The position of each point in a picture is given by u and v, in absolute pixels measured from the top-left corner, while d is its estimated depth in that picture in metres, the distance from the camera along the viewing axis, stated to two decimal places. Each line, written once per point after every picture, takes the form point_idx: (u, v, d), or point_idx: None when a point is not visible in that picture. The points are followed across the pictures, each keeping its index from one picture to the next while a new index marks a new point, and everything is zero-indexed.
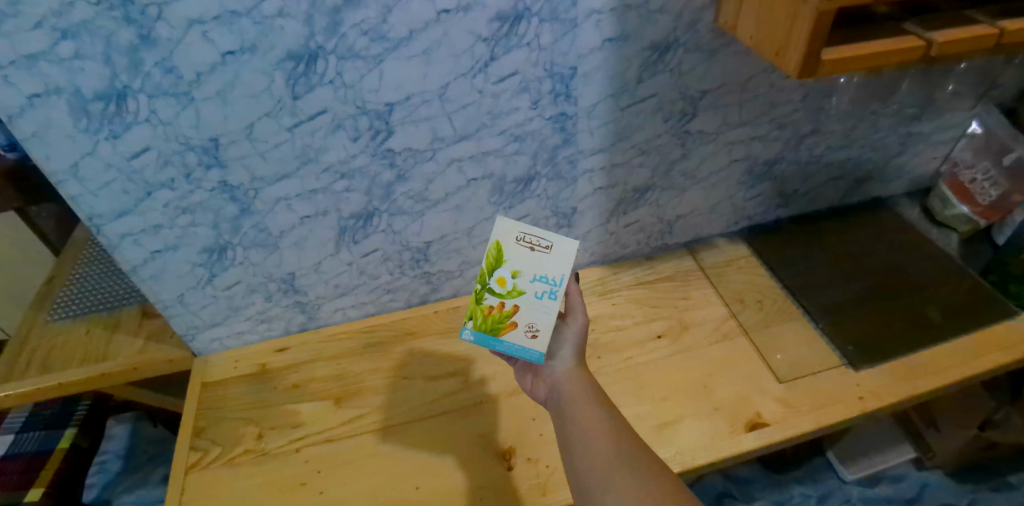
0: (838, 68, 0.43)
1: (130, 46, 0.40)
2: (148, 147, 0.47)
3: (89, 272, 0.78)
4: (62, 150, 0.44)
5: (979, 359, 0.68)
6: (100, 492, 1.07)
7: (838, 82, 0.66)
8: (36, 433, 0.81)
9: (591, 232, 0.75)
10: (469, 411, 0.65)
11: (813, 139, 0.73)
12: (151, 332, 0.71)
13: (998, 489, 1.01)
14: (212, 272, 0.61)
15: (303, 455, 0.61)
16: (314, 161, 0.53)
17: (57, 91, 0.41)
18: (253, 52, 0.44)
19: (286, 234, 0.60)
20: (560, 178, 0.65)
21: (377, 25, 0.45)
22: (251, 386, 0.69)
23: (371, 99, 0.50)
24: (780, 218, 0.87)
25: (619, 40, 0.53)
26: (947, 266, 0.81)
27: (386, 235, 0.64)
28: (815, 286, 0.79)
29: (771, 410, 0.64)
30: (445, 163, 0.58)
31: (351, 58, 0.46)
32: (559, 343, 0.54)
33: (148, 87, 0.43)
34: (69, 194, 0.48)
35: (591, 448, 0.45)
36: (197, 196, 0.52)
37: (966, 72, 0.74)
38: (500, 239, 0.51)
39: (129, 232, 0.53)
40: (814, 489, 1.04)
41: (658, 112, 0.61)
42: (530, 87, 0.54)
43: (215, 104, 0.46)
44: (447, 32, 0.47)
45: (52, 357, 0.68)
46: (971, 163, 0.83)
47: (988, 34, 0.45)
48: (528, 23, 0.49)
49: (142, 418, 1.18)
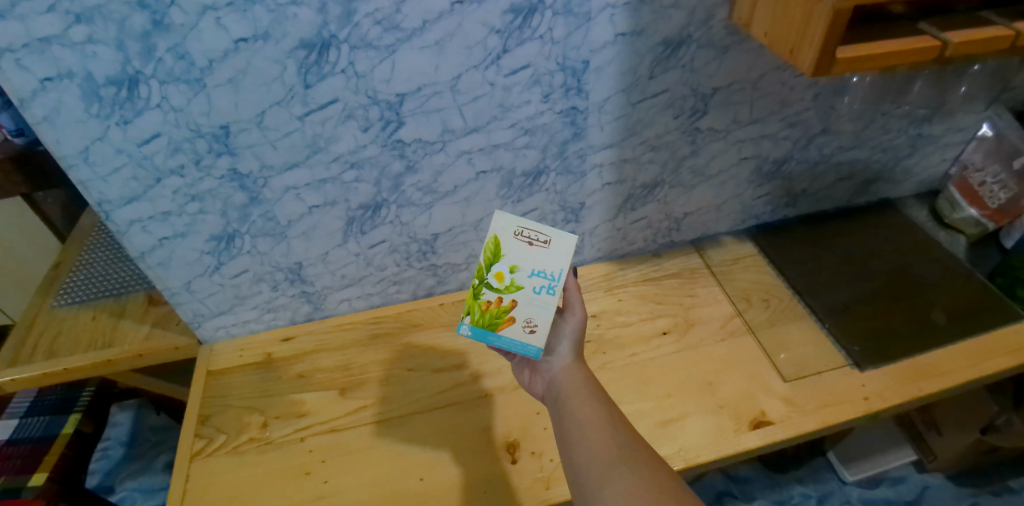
0: (853, 66, 0.42)
1: (143, 32, 0.40)
2: (158, 133, 0.47)
3: (95, 258, 0.78)
4: (73, 134, 0.44)
5: (984, 361, 0.68)
6: (102, 478, 1.07)
7: (850, 81, 0.66)
8: (41, 418, 0.82)
9: (598, 228, 0.75)
10: (471, 405, 0.65)
11: (824, 139, 0.73)
12: (157, 319, 0.71)
13: (998, 493, 1.01)
14: (220, 260, 0.61)
15: (306, 444, 0.62)
16: (323, 151, 0.53)
17: (69, 76, 0.41)
18: (266, 39, 0.44)
19: (294, 223, 0.59)
20: (569, 173, 0.65)
21: (391, 14, 0.45)
22: (255, 374, 0.69)
23: (383, 89, 0.50)
24: (788, 217, 0.87)
25: (632, 35, 0.53)
26: (954, 270, 0.81)
27: (394, 227, 0.64)
28: (822, 286, 0.79)
29: (776, 408, 0.64)
30: (454, 155, 0.58)
31: (364, 48, 0.46)
32: (558, 338, 0.55)
33: (160, 73, 0.43)
34: (78, 179, 0.48)
35: (591, 442, 0.45)
36: (206, 183, 0.52)
37: (980, 74, 0.73)
38: (498, 233, 0.50)
39: (137, 218, 0.53)
40: (814, 489, 1.04)
41: (669, 108, 0.61)
42: (542, 81, 0.54)
43: (227, 91, 0.46)
44: (460, 23, 0.47)
45: (58, 342, 0.68)
46: (981, 166, 0.82)
47: (1004, 36, 0.45)
48: (541, 16, 0.49)
49: (145, 405, 1.19)
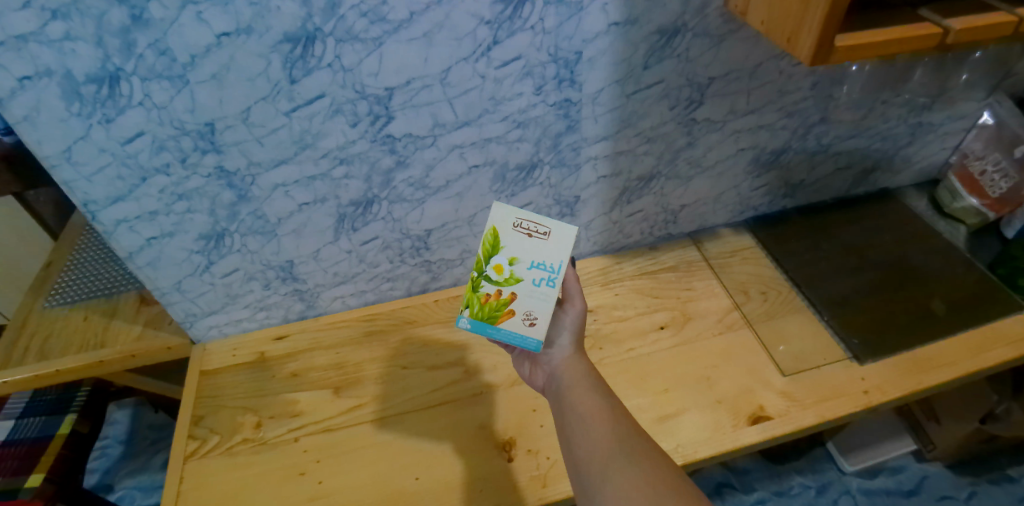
0: (852, 54, 0.41)
1: (122, 27, 0.39)
2: (141, 132, 0.46)
3: (86, 258, 0.77)
4: (53, 135, 0.43)
5: (985, 353, 0.67)
6: (101, 477, 1.08)
7: (849, 70, 0.65)
8: (38, 418, 0.81)
9: (593, 222, 0.74)
10: (469, 401, 0.65)
11: (823, 128, 0.72)
12: (149, 319, 0.71)
13: (998, 482, 1.02)
14: (210, 259, 0.60)
15: (302, 444, 0.61)
16: (311, 147, 0.52)
17: (47, 74, 0.39)
18: (249, 33, 0.42)
19: (284, 221, 0.59)
20: (563, 165, 0.64)
21: (377, 6, 0.44)
22: (250, 372, 0.69)
23: (370, 83, 0.49)
24: (786, 208, 0.86)
25: (626, 24, 0.51)
26: (955, 259, 0.80)
27: (386, 223, 0.63)
28: (820, 277, 0.78)
29: (773, 403, 0.63)
30: (446, 150, 0.57)
31: (349, 41, 0.45)
32: (558, 330, 0.54)
33: (141, 69, 0.42)
34: (62, 179, 0.47)
35: (592, 435, 0.45)
36: (193, 181, 0.51)
37: (981, 61, 0.72)
38: (497, 225, 0.49)
39: (124, 218, 0.52)
40: (813, 480, 1.04)
41: (664, 99, 0.60)
42: (533, 72, 0.53)
43: (211, 87, 0.45)
44: (449, 15, 0.46)
45: (50, 343, 0.68)
46: (981, 154, 0.82)
47: (1005, 22, 0.44)
48: (532, 6, 0.47)
49: (143, 403, 1.19)
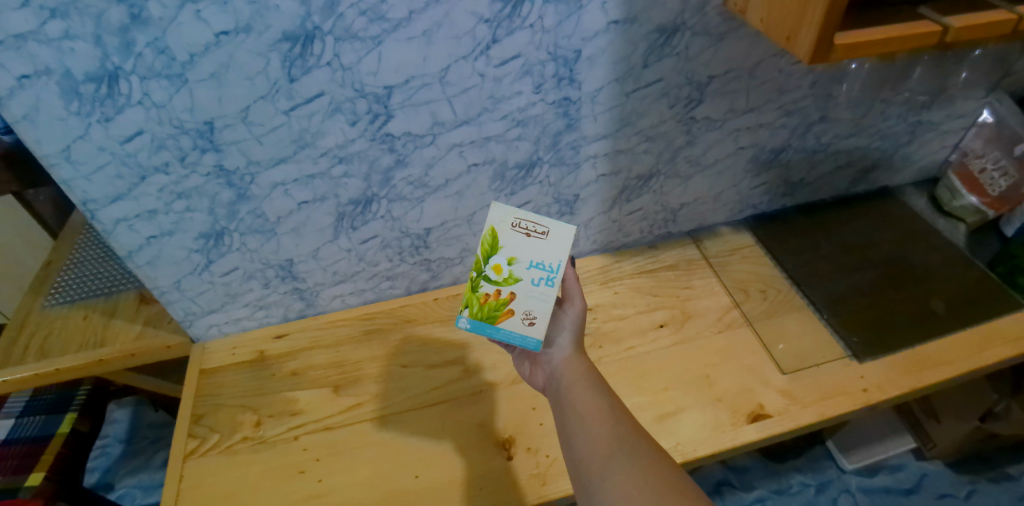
0: (851, 52, 0.41)
1: (121, 26, 0.39)
2: (141, 131, 0.46)
3: (86, 257, 0.77)
4: (52, 134, 0.43)
5: (984, 351, 0.67)
6: (101, 476, 1.08)
7: (849, 67, 0.65)
8: (38, 417, 0.81)
9: (593, 220, 0.74)
10: (469, 399, 0.65)
11: (822, 127, 0.72)
12: (148, 317, 0.71)
13: (997, 480, 1.02)
14: (209, 258, 0.60)
15: (302, 443, 0.61)
16: (310, 146, 0.52)
17: (46, 73, 0.39)
18: (248, 32, 0.42)
19: (284, 219, 0.59)
20: (562, 164, 0.64)
21: (376, 5, 0.44)
22: (249, 372, 0.69)
23: (369, 82, 0.49)
24: (786, 206, 0.86)
25: (625, 23, 0.51)
26: (954, 257, 0.80)
27: (385, 221, 0.64)
28: (820, 276, 0.78)
29: (773, 401, 0.64)
30: (445, 148, 0.57)
31: (349, 40, 0.45)
32: (557, 329, 0.54)
33: (140, 68, 0.42)
34: (61, 178, 0.47)
35: (591, 433, 0.45)
36: (192, 180, 0.51)
37: (982, 59, 0.72)
38: (495, 225, 0.49)
39: (123, 217, 0.52)
40: (813, 478, 1.04)
41: (663, 97, 0.60)
42: (532, 71, 0.53)
43: (209, 85, 0.45)
44: (448, 13, 0.46)
45: (50, 342, 0.68)
46: (981, 153, 0.81)
47: (1005, 19, 0.43)
48: (530, 4, 0.47)
49: (142, 402, 1.19)
